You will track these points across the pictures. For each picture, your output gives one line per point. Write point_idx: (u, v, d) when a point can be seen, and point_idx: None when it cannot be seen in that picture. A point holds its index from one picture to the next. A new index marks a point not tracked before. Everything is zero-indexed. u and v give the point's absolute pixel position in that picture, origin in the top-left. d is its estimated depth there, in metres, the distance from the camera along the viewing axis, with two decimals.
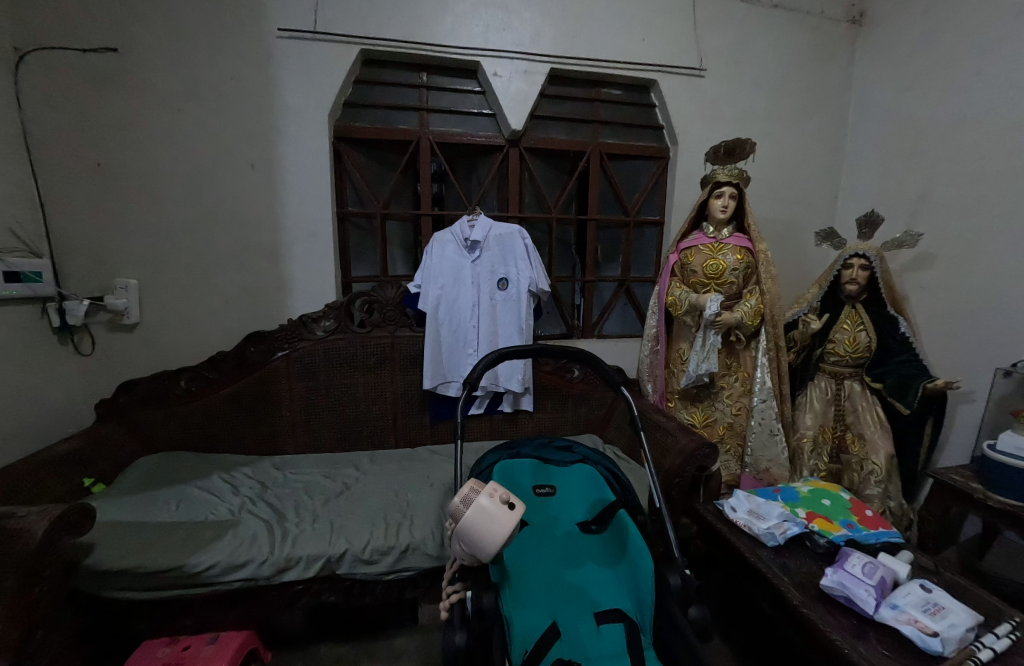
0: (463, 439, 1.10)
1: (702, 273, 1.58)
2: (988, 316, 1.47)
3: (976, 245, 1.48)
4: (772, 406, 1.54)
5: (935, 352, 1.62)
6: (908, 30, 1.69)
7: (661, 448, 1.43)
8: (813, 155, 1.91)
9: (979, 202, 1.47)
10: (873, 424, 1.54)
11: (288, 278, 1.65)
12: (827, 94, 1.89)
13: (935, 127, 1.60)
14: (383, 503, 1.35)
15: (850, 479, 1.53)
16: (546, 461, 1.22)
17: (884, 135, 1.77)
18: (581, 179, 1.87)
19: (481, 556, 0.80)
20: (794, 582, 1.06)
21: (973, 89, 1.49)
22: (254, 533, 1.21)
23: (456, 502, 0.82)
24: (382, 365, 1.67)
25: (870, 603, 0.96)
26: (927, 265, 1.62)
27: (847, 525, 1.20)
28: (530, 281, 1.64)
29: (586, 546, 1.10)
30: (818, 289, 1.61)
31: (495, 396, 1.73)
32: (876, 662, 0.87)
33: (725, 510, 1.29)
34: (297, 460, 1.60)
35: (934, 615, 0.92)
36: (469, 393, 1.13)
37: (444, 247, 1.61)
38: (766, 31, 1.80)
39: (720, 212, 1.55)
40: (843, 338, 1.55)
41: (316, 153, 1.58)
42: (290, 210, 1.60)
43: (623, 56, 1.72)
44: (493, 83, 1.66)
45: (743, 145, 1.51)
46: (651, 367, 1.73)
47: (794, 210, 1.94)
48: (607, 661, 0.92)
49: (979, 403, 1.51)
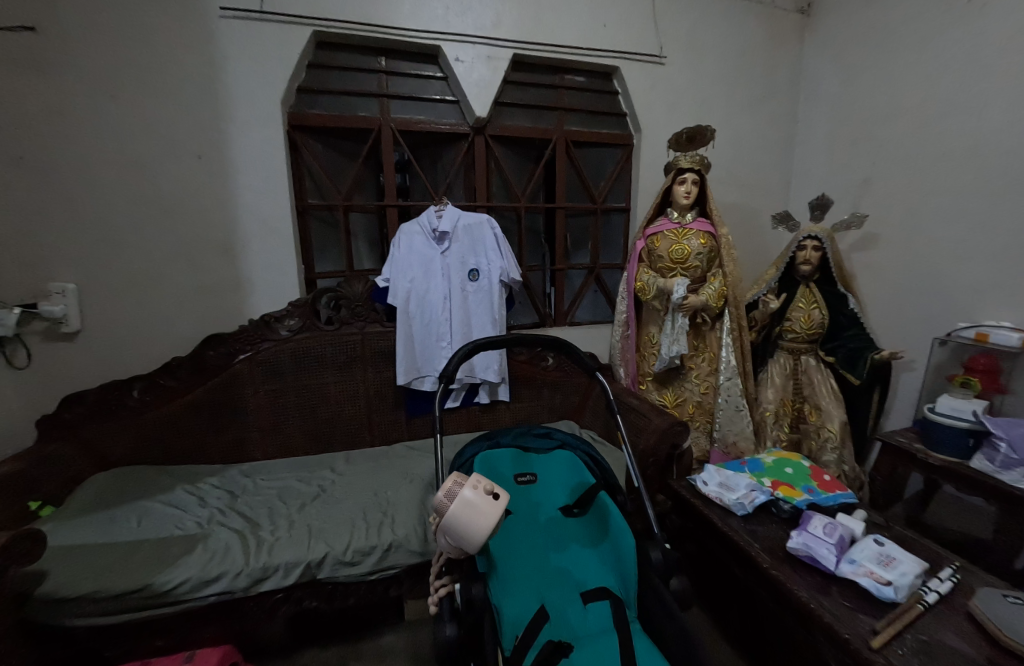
0: (441, 432, 1.08)
1: (669, 258, 1.63)
2: (926, 291, 1.59)
3: (913, 224, 1.61)
4: (737, 383, 1.62)
5: (881, 326, 1.75)
6: (851, 20, 1.78)
7: (636, 429, 1.50)
8: (767, 143, 2.00)
9: (917, 186, 1.59)
10: (827, 395, 1.62)
11: (246, 276, 1.57)
12: (779, 81, 1.97)
13: (878, 113, 1.70)
14: (362, 502, 1.33)
15: (809, 447, 1.65)
16: (526, 449, 1.26)
17: (832, 122, 1.87)
18: (548, 167, 1.86)
19: (469, 549, 0.81)
20: (764, 548, 1.14)
21: (910, 77, 1.59)
22: (227, 545, 1.16)
23: (439, 497, 0.83)
24: (352, 363, 1.62)
25: (831, 559, 1.04)
26: (872, 244, 1.74)
27: (808, 490, 1.28)
28: (501, 271, 1.64)
29: (569, 529, 1.16)
30: (775, 270, 1.67)
31: (471, 387, 1.73)
32: (839, 614, 0.95)
33: (697, 484, 1.37)
34: (267, 466, 1.54)
35: (888, 566, 1.01)
36: (445, 386, 1.12)
37: (412, 239, 1.58)
38: (722, 20, 1.85)
39: (684, 198, 1.59)
40: (799, 316, 1.63)
41: (269, 143, 1.50)
42: (244, 203, 1.51)
43: (585, 43, 1.72)
44: (455, 68, 1.61)
45: (703, 133, 1.56)
46: (623, 352, 1.79)
47: (751, 194, 2.02)
48: (595, 638, 0.99)
49: (918, 372, 1.65)
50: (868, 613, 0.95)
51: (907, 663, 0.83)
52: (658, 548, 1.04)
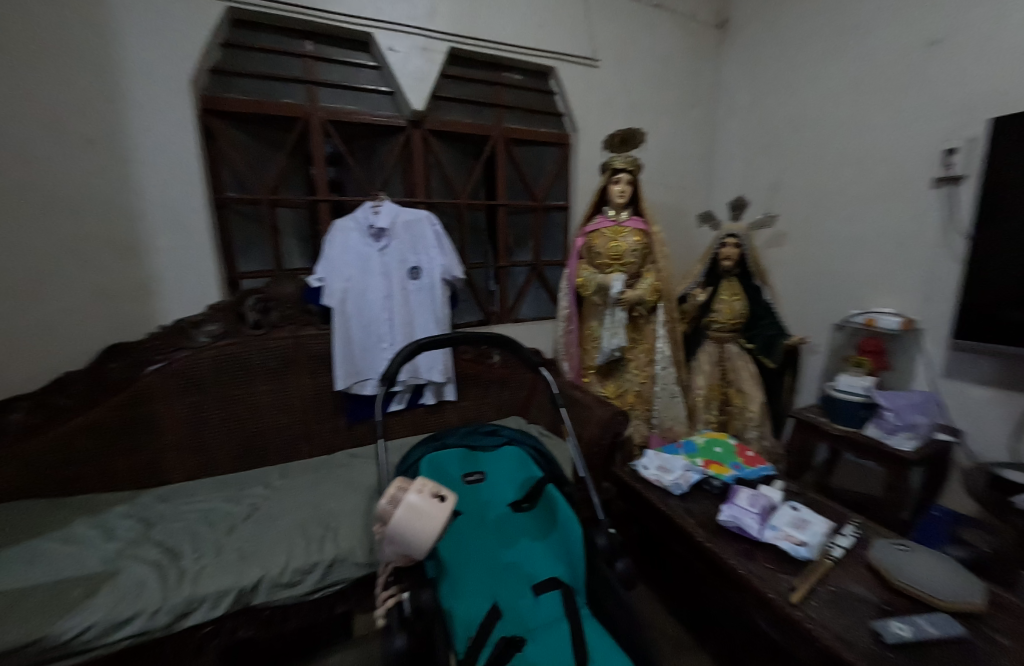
0: (383, 436, 1.04)
1: (607, 254, 1.68)
2: (825, 283, 1.80)
3: (814, 224, 1.81)
4: (671, 372, 1.75)
5: (792, 315, 1.95)
6: (760, 38, 1.95)
7: (580, 420, 1.55)
8: (692, 147, 2.14)
9: (817, 189, 1.79)
10: (748, 378, 1.78)
11: (154, 277, 1.39)
12: (700, 91, 2.12)
13: (784, 124, 1.89)
14: (301, 518, 1.24)
15: (735, 426, 1.81)
16: (474, 447, 1.23)
17: (747, 130, 2.05)
18: (488, 164, 1.86)
19: (416, 554, 0.78)
20: (699, 523, 1.22)
21: (809, 92, 1.78)
22: (142, 580, 1.02)
23: (382, 504, 0.80)
24: (285, 369, 1.51)
25: (756, 528, 1.15)
26: (782, 242, 1.94)
27: (735, 466, 1.41)
28: (443, 269, 1.60)
29: (519, 524, 1.18)
30: (701, 266, 1.81)
31: (416, 388, 1.68)
32: (763, 576, 1.05)
33: (639, 469, 1.46)
34: (188, 488, 1.38)
35: (803, 529, 1.14)
36: (388, 389, 1.06)
37: (347, 236, 1.50)
38: (649, 29, 1.95)
39: (618, 197, 1.67)
40: (723, 308, 1.78)
41: (177, 129, 1.35)
42: (149, 195, 1.34)
43: (522, 41, 1.73)
44: (388, 58, 1.55)
45: (635, 135, 1.64)
46: (566, 346, 1.84)
47: (679, 194, 2.16)
48: (547, 627, 1.03)
49: (821, 354, 1.87)
50: (787, 572, 1.06)
51: (820, 613, 0.94)
52: (603, 533, 1.02)
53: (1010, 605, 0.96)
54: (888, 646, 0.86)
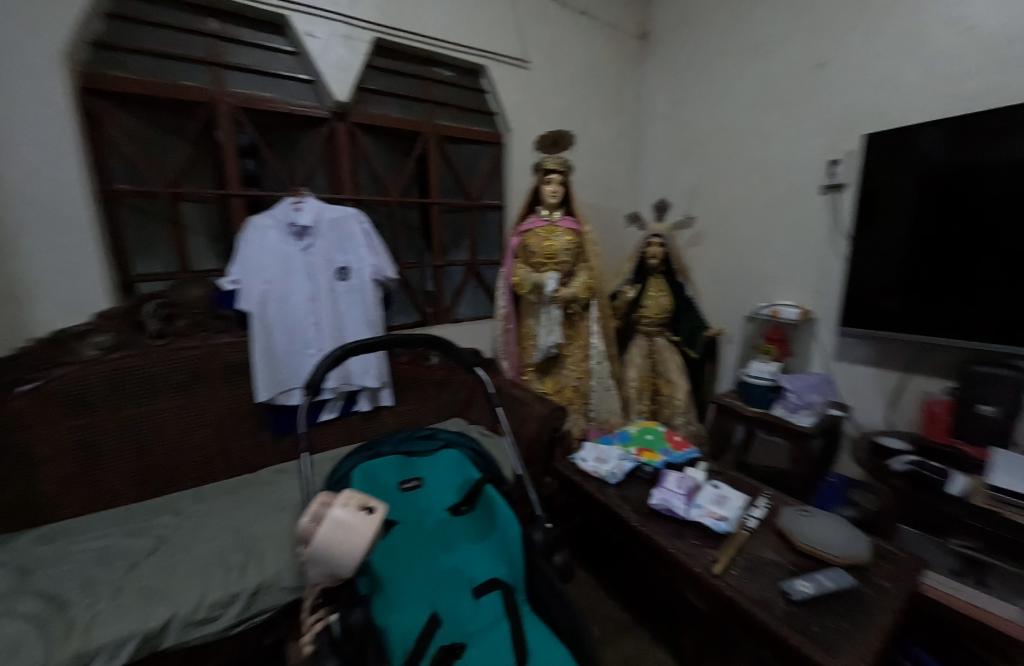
0: (307, 449, 0.95)
1: (541, 253, 1.71)
2: (737, 279, 1.98)
3: (726, 225, 1.98)
4: (605, 366, 1.82)
5: (711, 308, 2.12)
6: (677, 52, 2.10)
7: (519, 418, 1.57)
8: (619, 151, 2.25)
9: (728, 194, 1.96)
10: (675, 368, 1.90)
11: (23, 282, 1.18)
12: (625, 97, 2.23)
13: (699, 133, 2.04)
14: (219, 545, 1.12)
15: (664, 414, 1.93)
16: (410, 453, 1.18)
17: (668, 137, 2.19)
18: (420, 161, 1.80)
19: (343, 572, 0.73)
20: (633, 508, 1.29)
21: (720, 105, 1.95)
22: (14, 639, 0.86)
23: (303, 523, 0.75)
24: (195, 382, 1.35)
25: (684, 508, 1.23)
26: (700, 241, 2.11)
27: (665, 452, 1.50)
28: (374, 269, 1.53)
29: (458, 528, 1.16)
30: (630, 264, 1.92)
31: (349, 396, 1.60)
32: (690, 552, 1.12)
33: (577, 462, 1.49)
34: (77, 525, 1.19)
35: (722, 505, 1.24)
36: (311, 399, 0.97)
37: (264, 235, 1.38)
38: (576, 35, 2.01)
39: (551, 197, 1.70)
40: (651, 303, 1.88)
41: (47, 108, 1.15)
42: (12, 185, 1.14)
43: (451, 37, 1.70)
44: (308, 44, 1.46)
45: (565, 137, 1.68)
46: (505, 345, 1.84)
47: (608, 196, 2.26)
48: (487, 629, 1.01)
49: (735, 343, 2.05)
50: (710, 545, 1.15)
51: (739, 580, 1.03)
52: (541, 528, 1.03)
53: (889, 554, 1.11)
54: (795, 603, 0.97)
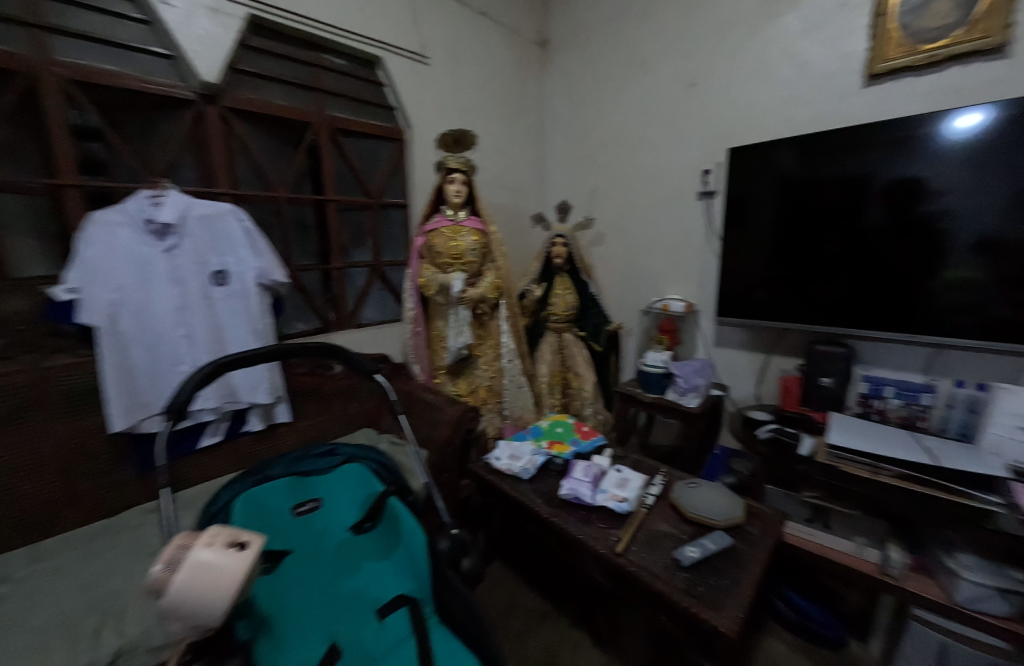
0: (167, 484, 0.81)
1: (447, 253, 1.68)
2: (633, 276, 2.15)
3: (622, 226, 2.14)
4: (517, 363, 1.85)
5: (612, 304, 2.27)
6: (572, 62, 2.21)
7: (430, 423, 1.52)
8: (523, 154, 2.30)
9: (622, 198, 2.12)
10: (582, 362, 2.01)
11: None
12: (528, 101, 2.29)
13: (595, 140, 2.18)
14: (62, 611, 0.91)
15: (574, 406, 2.01)
16: (306, 473, 1.06)
17: (568, 143, 2.30)
18: (311, 154, 1.66)
19: (209, 623, 0.63)
20: (545, 500, 1.33)
21: (612, 115, 2.09)
22: None
23: (156, 570, 0.63)
24: (21, 416, 1.08)
25: (590, 494, 1.30)
26: (601, 242, 2.25)
27: (574, 443, 1.57)
28: (257, 271, 1.35)
29: (361, 547, 1.06)
30: (537, 264, 1.97)
31: (236, 415, 1.42)
32: (595, 535, 1.18)
33: (492, 462, 1.49)
34: None
35: (624, 487, 1.33)
36: (173, 425, 0.82)
37: (113, 233, 1.16)
38: (476, 35, 2.00)
39: (455, 196, 1.67)
40: (558, 301, 1.97)
41: None
42: None
43: (341, 23, 1.58)
44: (162, 12, 1.26)
45: (466, 136, 1.67)
46: (415, 348, 1.77)
47: (514, 197, 2.30)
48: (393, 651, 0.95)
49: (634, 335, 2.22)
50: (615, 527, 1.23)
51: (639, 555, 1.11)
52: (446, 536, 1.07)
53: (758, 511, 1.28)
54: (684, 568, 1.08)
